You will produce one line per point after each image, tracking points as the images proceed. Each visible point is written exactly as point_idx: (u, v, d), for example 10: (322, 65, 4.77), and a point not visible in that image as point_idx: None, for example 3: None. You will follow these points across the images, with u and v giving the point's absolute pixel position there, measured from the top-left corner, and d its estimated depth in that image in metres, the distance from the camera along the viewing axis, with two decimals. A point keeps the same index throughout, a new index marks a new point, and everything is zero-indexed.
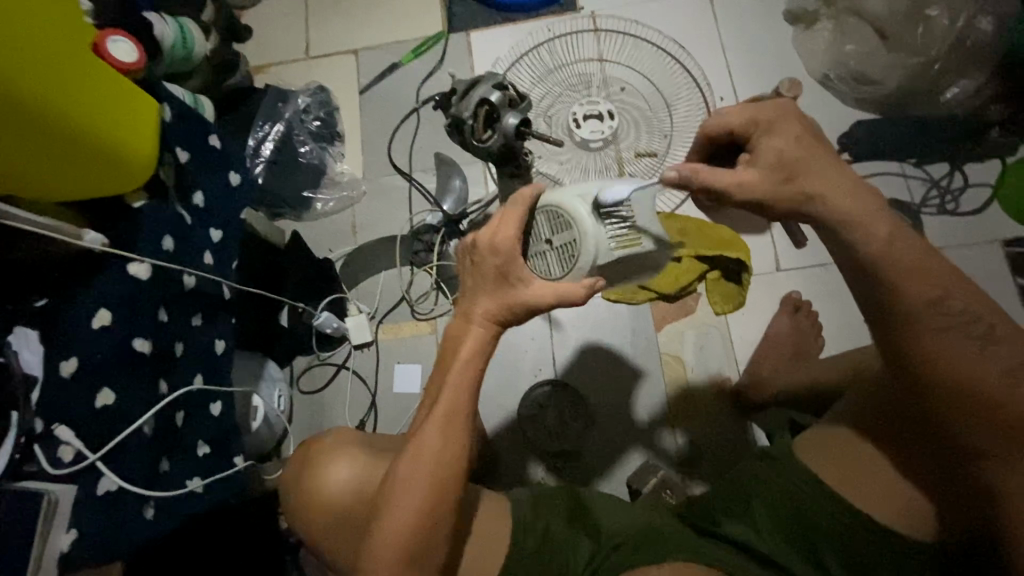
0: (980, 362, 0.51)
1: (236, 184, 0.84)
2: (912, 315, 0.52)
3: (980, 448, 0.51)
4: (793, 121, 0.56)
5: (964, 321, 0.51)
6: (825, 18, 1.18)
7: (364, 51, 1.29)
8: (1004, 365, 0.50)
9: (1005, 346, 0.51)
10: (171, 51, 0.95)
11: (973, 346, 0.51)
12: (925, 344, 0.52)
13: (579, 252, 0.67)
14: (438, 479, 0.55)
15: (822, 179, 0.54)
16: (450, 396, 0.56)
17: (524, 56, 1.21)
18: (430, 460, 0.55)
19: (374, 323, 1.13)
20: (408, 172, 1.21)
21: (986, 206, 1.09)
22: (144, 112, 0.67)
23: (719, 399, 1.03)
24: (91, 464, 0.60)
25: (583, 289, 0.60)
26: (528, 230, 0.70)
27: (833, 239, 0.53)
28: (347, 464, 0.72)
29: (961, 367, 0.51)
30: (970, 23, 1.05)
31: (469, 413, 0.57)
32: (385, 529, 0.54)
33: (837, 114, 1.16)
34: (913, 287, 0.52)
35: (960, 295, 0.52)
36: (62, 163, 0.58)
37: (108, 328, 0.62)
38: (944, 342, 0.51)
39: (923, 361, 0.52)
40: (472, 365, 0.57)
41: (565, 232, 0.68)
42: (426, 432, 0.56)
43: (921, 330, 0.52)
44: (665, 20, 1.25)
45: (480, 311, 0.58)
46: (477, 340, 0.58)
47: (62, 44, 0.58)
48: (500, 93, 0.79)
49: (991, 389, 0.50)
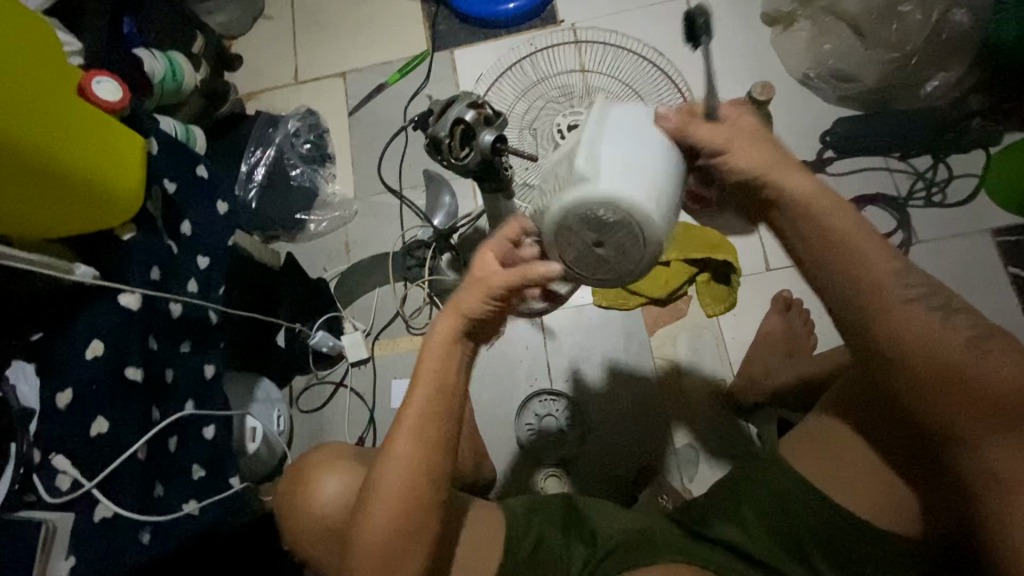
0: (947, 336, 0.49)
1: (223, 213, 0.88)
2: (876, 295, 0.50)
3: (966, 432, 0.50)
4: (750, 119, 0.58)
5: (926, 292, 0.50)
6: (803, 19, 1.20)
7: (351, 73, 1.32)
8: (967, 333, 0.49)
9: (966, 316, 0.51)
10: (161, 83, 0.98)
11: (938, 320, 0.50)
12: (894, 323, 0.50)
13: (594, 203, 0.56)
14: (410, 483, 0.56)
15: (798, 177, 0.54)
16: (420, 398, 0.57)
17: (506, 71, 1.23)
18: (406, 465, 0.56)
19: (370, 340, 1.15)
20: (398, 189, 1.23)
21: (974, 195, 1.09)
22: (130, 147, 0.69)
23: (713, 401, 1.03)
24: (87, 491, 0.61)
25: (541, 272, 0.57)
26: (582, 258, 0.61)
27: (796, 247, 0.55)
28: (335, 478, 0.73)
29: (930, 343, 0.49)
30: (945, 15, 1.05)
31: (448, 419, 0.57)
32: (363, 529, 0.56)
33: (818, 112, 1.18)
34: (864, 270, 0.51)
35: (915, 272, 0.51)
36: (51, 202, 0.60)
37: (100, 358, 0.63)
38: (911, 319, 0.50)
39: (895, 343, 0.50)
40: (437, 358, 0.58)
41: (582, 228, 0.58)
42: (396, 434, 0.57)
43: (887, 311, 0.50)
44: (645, 28, 1.27)
45: (454, 304, 0.59)
46: (444, 333, 0.58)
47: (48, 89, 0.61)
48: (474, 112, 0.81)
49: (961, 364, 0.48)
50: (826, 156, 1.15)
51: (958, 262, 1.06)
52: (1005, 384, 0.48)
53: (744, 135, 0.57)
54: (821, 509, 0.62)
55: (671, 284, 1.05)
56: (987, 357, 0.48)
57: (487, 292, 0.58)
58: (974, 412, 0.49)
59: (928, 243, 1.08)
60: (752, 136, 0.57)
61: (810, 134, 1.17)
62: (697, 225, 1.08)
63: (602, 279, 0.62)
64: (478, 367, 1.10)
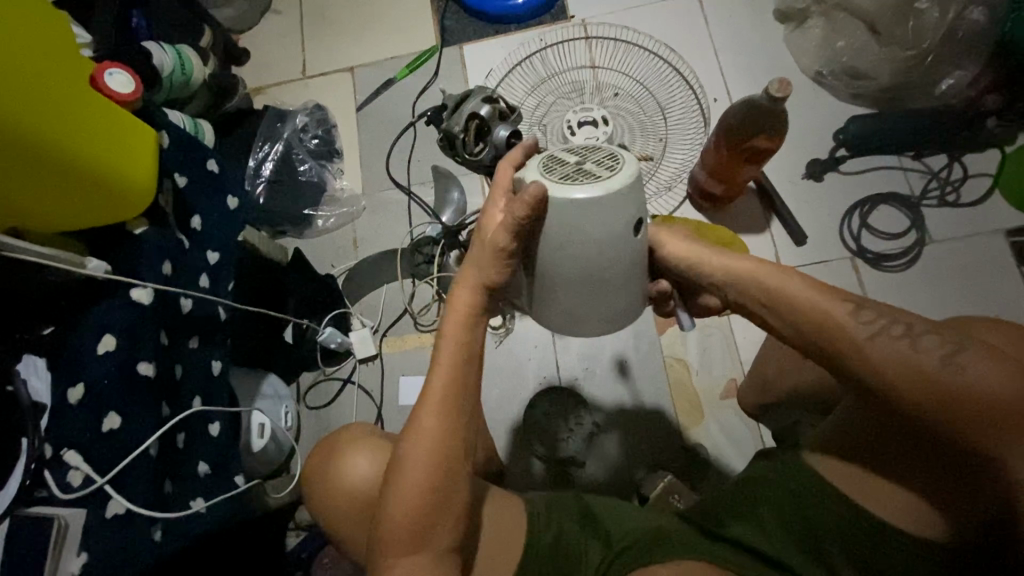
0: (919, 358, 0.50)
1: (233, 209, 0.87)
2: (838, 337, 0.53)
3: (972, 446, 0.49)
4: None
5: (885, 325, 0.52)
6: (816, 15, 1.18)
7: (359, 68, 1.31)
8: (938, 352, 0.50)
9: (932, 337, 0.52)
10: (170, 76, 0.97)
11: (906, 346, 0.51)
12: (865, 358, 0.52)
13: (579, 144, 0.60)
14: (442, 454, 0.56)
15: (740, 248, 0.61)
16: (448, 371, 0.57)
17: (516, 66, 1.22)
18: (433, 438, 0.56)
19: (377, 337, 1.14)
20: (407, 185, 1.22)
21: (988, 195, 1.08)
22: (142, 140, 0.68)
23: (723, 401, 1.02)
24: (100, 487, 0.60)
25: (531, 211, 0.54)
26: (584, 176, 0.55)
27: None
28: (363, 460, 0.73)
29: (906, 368, 0.51)
30: (960, 15, 1.05)
31: (471, 386, 0.58)
32: (390, 507, 0.56)
33: (831, 110, 1.17)
34: (820, 311, 0.54)
35: (870, 305, 0.54)
36: (62, 195, 0.59)
37: (113, 352, 0.62)
38: (881, 348, 0.52)
39: (874, 374, 0.52)
40: (461, 326, 0.58)
41: (563, 154, 0.58)
42: (425, 407, 0.57)
43: (849, 351, 0.53)
44: (657, 24, 1.26)
45: (469, 272, 0.59)
46: (464, 303, 0.58)
47: (60, 80, 0.60)
48: (489, 106, 0.81)
49: (944, 381, 0.49)
50: (839, 154, 1.14)
51: (972, 262, 1.05)
52: (996, 388, 0.48)
53: None
54: (842, 511, 0.61)
55: None
56: (971, 367, 0.49)
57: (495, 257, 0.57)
58: (973, 418, 0.49)
59: (942, 243, 1.07)
60: None
61: (822, 132, 1.16)
62: (710, 223, 1.06)
63: (582, 186, 0.54)
64: (487, 365, 1.10)
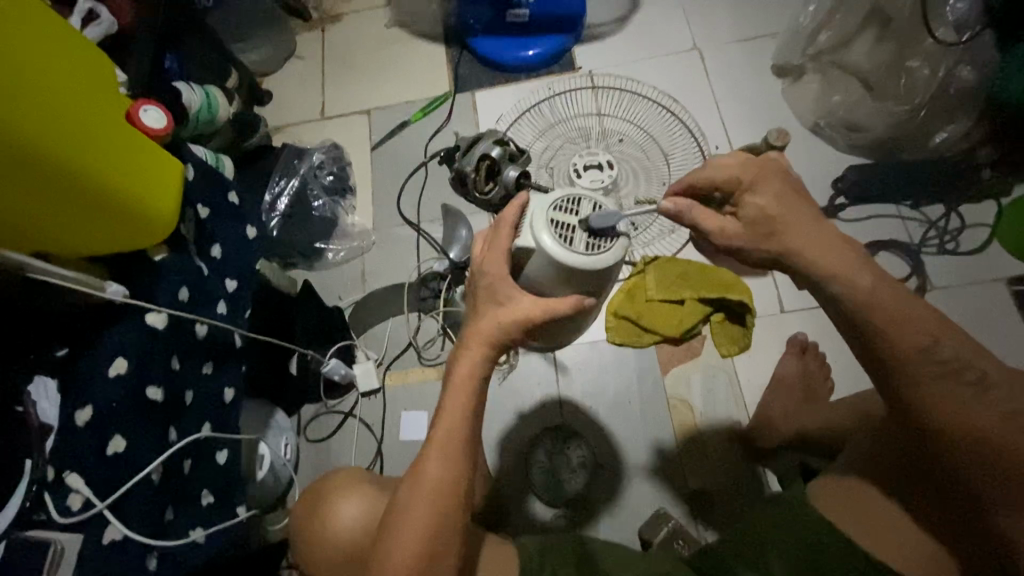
0: (978, 412, 0.51)
1: (252, 237, 0.90)
2: (905, 360, 0.53)
3: (994, 497, 0.50)
4: (776, 180, 0.61)
5: (957, 367, 0.52)
6: (811, 72, 1.26)
7: (376, 111, 1.37)
8: (998, 411, 0.51)
9: (1002, 392, 0.52)
10: (197, 114, 1.03)
11: (971, 394, 0.52)
12: (921, 392, 0.53)
13: (559, 197, 0.65)
14: (440, 505, 0.56)
15: (816, 231, 0.58)
16: (450, 419, 0.58)
17: (526, 113, 1.28)
18: (431, 488, 0.56)
19: (381, 370, 1.15)
20: (416, 222, 1.25)
21: (986, 244, 1.10)
22: (169, 173, 0.72)
23: (729, 444, 1.01)
24: (99, 512, 0.59)
25: (574, 304, 0.59)
26: (598, 238, 0.63)
27: (829, 288, 0.56)
28: (354, 503, 0.73)
29: (958, 415, 0.52)
30: (952, 71, 1.08)
31: (472, 437, 0.58)
32: (383, 558, 0.55)
33: (829, 159, 1.21)
34: (899, 334, 0.54)
35: (949, 343, 0.53)
36: (90, 224, 0.62)
37: (123, 376, 0.63)
38: (938, 391, 0.52)
39: (926, 414, 0.53)
40: (467, 379, 0.58)
41: (565, 218, 0.63)
42: (428, 456, 0.57)
43: (912, 375, 0.53)
44: (662, 76, 1.31)
45: (476, 333, 0.59)
46: (472, 362, 0.58)
47: (98, 117, 0.64)
48: (500, 148, 0.85)
49: (998, 439, 0.50)
50: (839, 202, 1.17)
51: (975, 309, 1.06)
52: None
53: (782, 193, 0.60)
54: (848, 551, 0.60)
55: (683, 323, 1.05)
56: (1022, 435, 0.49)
57: (499, 317, 0.59)
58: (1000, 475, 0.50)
59: (944, 289, 1.08)
60: (780, 192, 0.60)
61: (821, 181, 1.19)
62: (710, 265, 1.10)
63: (610, 251, 0.64)
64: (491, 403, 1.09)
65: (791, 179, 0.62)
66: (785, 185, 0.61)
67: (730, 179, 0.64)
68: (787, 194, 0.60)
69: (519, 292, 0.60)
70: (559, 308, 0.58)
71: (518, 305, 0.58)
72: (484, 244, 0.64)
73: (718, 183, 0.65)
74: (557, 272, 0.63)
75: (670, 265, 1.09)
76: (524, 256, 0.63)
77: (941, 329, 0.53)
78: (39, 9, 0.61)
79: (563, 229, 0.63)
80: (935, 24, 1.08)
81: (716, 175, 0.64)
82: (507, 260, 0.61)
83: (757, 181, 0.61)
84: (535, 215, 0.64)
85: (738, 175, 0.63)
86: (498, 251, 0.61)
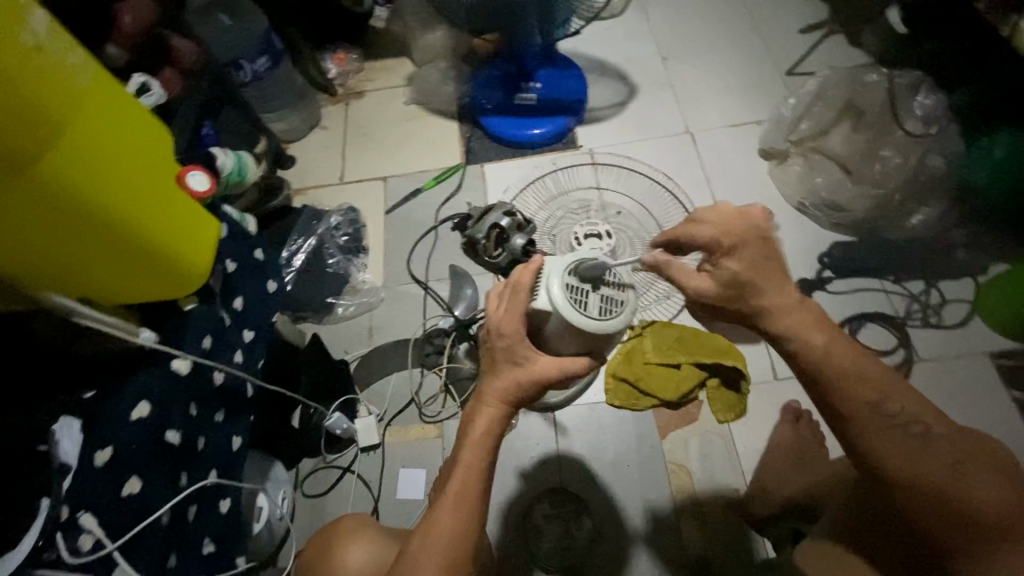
0: (924, 460, 0.57)
1: (272, 291, 0.97)
2: (860, 415, 0.58)
3: (951, 542, 0.57)
4: (755, 245, 0.63)
5: (905, 419, 0.58)
6: (795, 155, 1.34)
7: (392, 178, 1.48)
8: (946, 459, 0.57)
9: (943, 441, 0.57)
10: (227, 176, 1.10)
11: (918, 443, 0.57)
12: (873, 445, 0.58)
13: (576, 263, 0.69)
14: (452, 557, 0.58)
15: (781, 294, 0.62)
16: (463, 473, 0.61)
17: (531, 184, 1.39)
18: (442, 540, 0.58)
19: (382, 426, 1.16)
20: (424, 281, 1.32)
21: (968, 320, 1.15)
22: (207, 230, 0.78)
23: (726, 510, 1.02)
24: (108, 553, 0.61)
25: (584, 363, 0.66)
26: (608, 305, 0.67)
27: (792, 347, 0.61)
28: (360, 550, 0.79)
29: (911, 468, 0.57)
30: (921, 162, 1.21)
31: (483, 489, 0.61)
32: None
33: (815, 236, 1.28)
34: (855, 392, 0.59)
35: (898, 399, 0.58)
36: (136, 275, 0.68)
37: (144, 419, 0.66)
38: (892, 444, 0.58)
39: (878, 464, 0.59)
40: (483, 437, 0.62)
41: (581, 284, 0.67)
42: (441, 509, 0.60)
43: (868, 429, 0.58)
44: (657, 156, 1.43)
45: (492, 392, 0.63)
46: (487, 420, 0.62)
47: (157, 180, 0.70)
48: (509, 218, 0.93)
49: (938, 485, 0.56)
50: (825, 275, 1.23)
51: (962, 381, 1.10)
52: (988, 503, 0.55)
53: (756, 261, 0.62)
54: None
55: (681, 388, 1.07)
56: (965, 481, 0.56)
57: (517, 377, 0.63)
58: (939, 514, 0.57)
59: (931, 361, 1.13)
60: (755, 259, 0.62)
61: (808, 255, 1.26)
62: (706, 331, 1.14)
63: (619, 318, 0.68)
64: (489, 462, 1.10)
65: (773, 247, 0.63)
66: (764, 249, 0.63)
67: (715, 238, 0.64)
68: (762, 258, 0.63)
69: (535, 352, 0.64)
70: (572, 368, 0.64)
71: (536, 368, 0.63)
72: (492, 306, 0.66)
73: (698, 240, 0.66)
74: (562, 326, 0.66)
75: (667, 329, 1.13)
76: (540, 315, 0.67)
77: (888, 384, 0.59)
78: (116, 88, 0.67)
79: (579, 295, 0.66)
80: (905, 118, 1.24)
81: (698, 232, 0.66)
82: (523, 322, 0.63)
83: (736, 246, 0.63)
84: (550, 278, 0.67)
85: (719, 237, 0.64)
86: (513, 313, 0.63)
